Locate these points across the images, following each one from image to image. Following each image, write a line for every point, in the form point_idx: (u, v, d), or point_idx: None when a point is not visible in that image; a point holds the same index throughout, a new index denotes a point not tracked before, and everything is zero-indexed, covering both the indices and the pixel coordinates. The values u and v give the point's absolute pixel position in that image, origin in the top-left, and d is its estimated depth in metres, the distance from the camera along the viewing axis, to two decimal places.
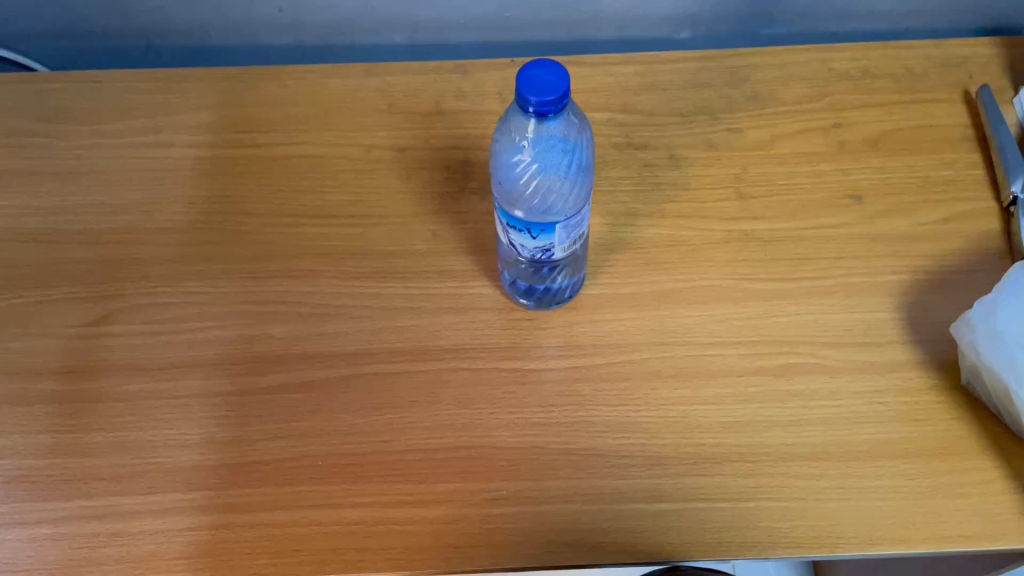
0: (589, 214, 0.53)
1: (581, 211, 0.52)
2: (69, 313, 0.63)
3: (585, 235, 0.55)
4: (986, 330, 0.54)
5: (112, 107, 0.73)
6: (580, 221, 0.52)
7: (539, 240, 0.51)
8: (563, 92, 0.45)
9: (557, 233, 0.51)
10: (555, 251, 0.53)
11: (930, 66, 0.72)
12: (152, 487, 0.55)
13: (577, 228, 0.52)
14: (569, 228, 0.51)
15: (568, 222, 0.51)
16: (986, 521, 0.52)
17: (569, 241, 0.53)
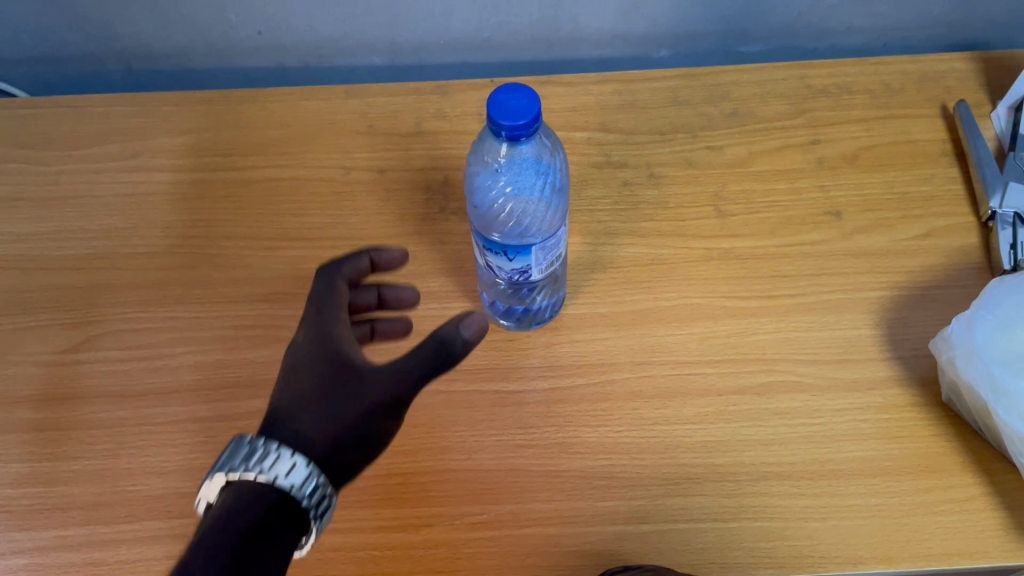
0: (566, 235, 0.53)
1: (558, 232, 0.52)
2: (48, 340, 0.63)
3: (562, 257, 0.54)
4: (963, 348, 0.53)
5: (92, 132, 0.73)
6: (558, 241, 0.52)
7: (516, 262, 0.51)
8: (534, 116, 0.45)
9: (536, 255, 0.51)
10: (533, 273, 0.53)
11: (907, 81, 0.72)
12: (129, 515, 0.55)
13: (554, 250, 0.52)
14: (548, 249, 0.51)
15: (545, 243, 0.50)
16: (969, 539, 0.51)
17: (546, 262, 0.52)
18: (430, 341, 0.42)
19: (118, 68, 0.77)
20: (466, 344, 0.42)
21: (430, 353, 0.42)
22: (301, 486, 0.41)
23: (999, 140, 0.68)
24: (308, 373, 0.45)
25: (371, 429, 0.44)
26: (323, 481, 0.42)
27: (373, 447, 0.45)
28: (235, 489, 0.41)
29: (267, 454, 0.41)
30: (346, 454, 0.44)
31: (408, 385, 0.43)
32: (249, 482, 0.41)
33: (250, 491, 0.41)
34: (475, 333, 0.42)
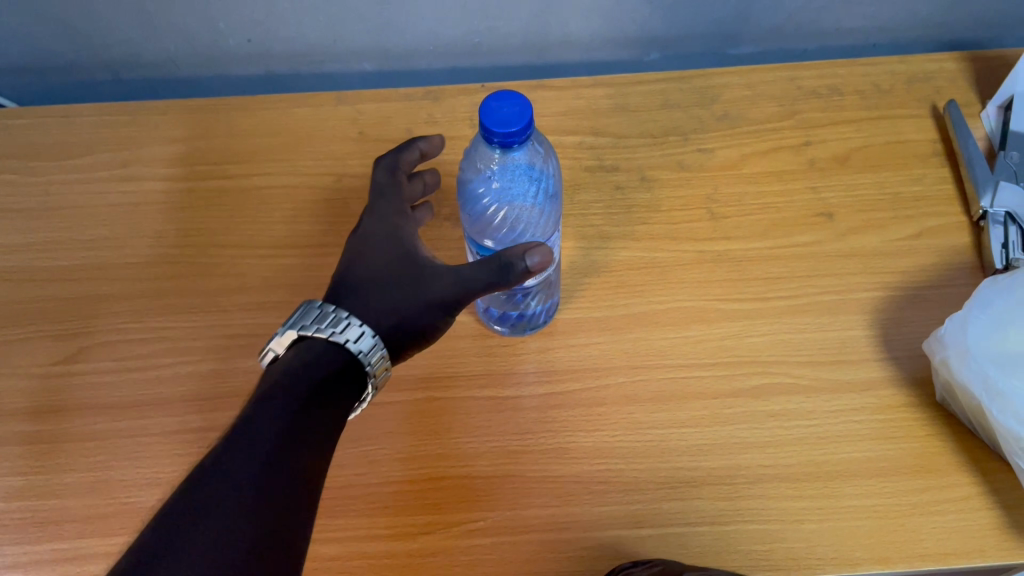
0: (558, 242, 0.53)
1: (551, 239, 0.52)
2: (41, 352, 0.62)
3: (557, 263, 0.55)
4: (957, 347, 0.54)
5: (81, 142, 0.72)
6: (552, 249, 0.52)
7: None
8: (527, 123, 0.45)
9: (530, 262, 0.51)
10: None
11: (897, 82, 0.73)
12: (124, 528, 0.54)
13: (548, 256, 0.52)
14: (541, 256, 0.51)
15: None
16: (966, 538, 0.51)
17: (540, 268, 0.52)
18: (493, 262, 0.49)
19: (106, 76, 0.77)
20: (523, 272, 0.48)
21: (493, 268, 0.49)
22: (367, 352, 0.49)
23: (989, 140, 0.69)
24: (383, 254, 0.55)
25: (426, 318, 0.53)
26: (383, 353, 0.50)
27: (425, 336, 0.54)
28: (308, 344, 0.49)
29: (341, 320, 0.49)
30: (404, 335, 0.53)
31: (466, 289, 0.51)
32: (326, 341, 0.49)
33: (323, 349, 0.49)
34: (539, 266, 0.48)
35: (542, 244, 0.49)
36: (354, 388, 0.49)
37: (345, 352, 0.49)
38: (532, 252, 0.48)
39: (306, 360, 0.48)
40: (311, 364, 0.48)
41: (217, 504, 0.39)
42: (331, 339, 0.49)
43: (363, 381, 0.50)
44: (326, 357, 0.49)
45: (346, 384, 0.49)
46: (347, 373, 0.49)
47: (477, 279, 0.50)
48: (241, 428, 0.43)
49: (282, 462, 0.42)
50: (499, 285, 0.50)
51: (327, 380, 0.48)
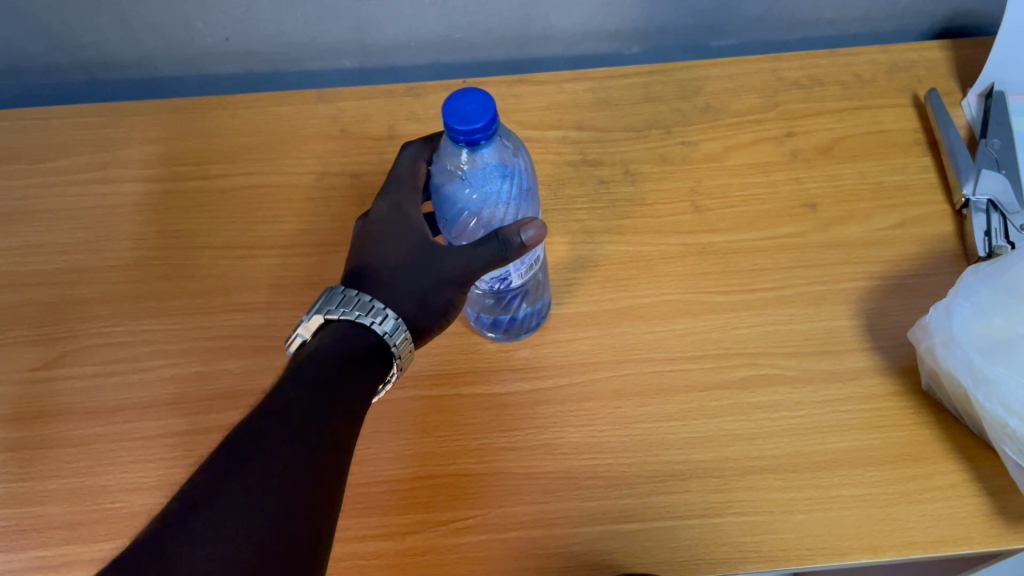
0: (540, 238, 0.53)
1: None
2: (21, 357, 0.61)
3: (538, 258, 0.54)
4: (942, 336, 0.54)
5: (59, 145, 0.72)
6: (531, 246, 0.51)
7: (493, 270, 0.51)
8: (490, 118, 0.45)
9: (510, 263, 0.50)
10: (510, 279, 0.53)
11: (877, 72, 0.73)
12: (108, 534, 0.54)
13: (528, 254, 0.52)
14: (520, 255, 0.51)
15: None
16: (953, 526, 0.52)
17: (521, 265, 0.52)
18: (491, 240, 0.48)
19: (82, 78, 0.76)
20: (519, 248, 0.47)
21: (493, 247, 0.48)
22: (392, 334, 0.49)
23: (971, 128, 0.69)
24: (397, 237, 0.53)
25: (444, 299, 0.52)
26: (409, 333, 0.50)
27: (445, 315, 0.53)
28: (335, 326, 0.50)
29: (367, 303, 0.49)
30: (423, 317, 0.52)
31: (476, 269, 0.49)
32: (351, 323, 0.49)
33: (351, 330, 0.49)
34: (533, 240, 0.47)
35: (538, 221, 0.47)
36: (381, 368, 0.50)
37: (370, 335, 0.49)
38: (524, 227, 0.47)
39: (330, 346, 0.48)
40: (335, 351, 0.48)
41: (222, 510, 0.39)
42: (357, 321, 0.49)
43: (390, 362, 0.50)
44: (350, 342, 0.49)
45: (373, 365, 0.49)
46: (372, 355, 0.49)
47: (482, 257, 0.48)
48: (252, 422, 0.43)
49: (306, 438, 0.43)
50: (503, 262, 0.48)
51: (354, 361, 0.48)
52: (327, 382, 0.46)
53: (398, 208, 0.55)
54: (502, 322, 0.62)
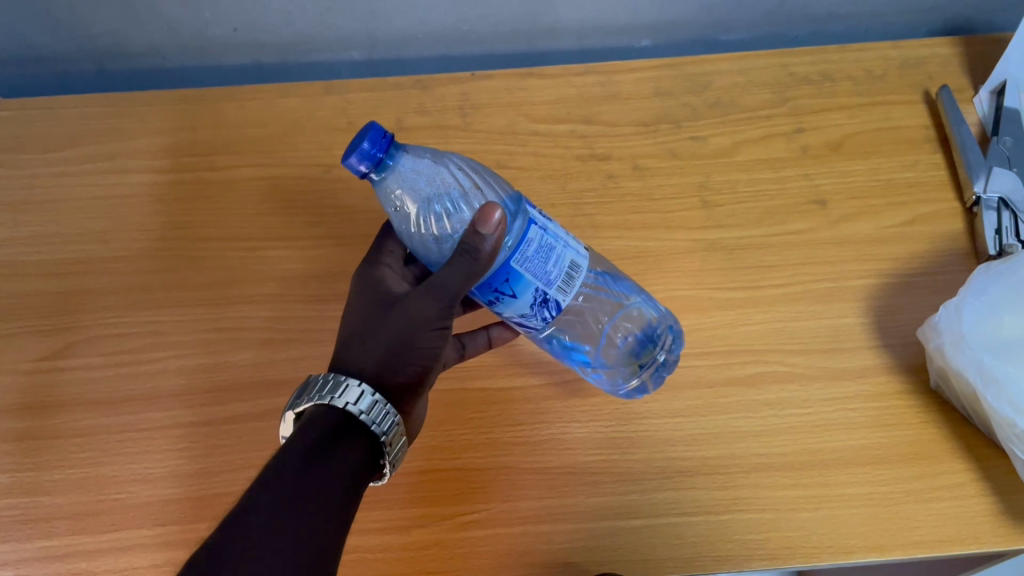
0: (563, 239, 0.47)
1: (545, 240, 0.46)
2: (27, 347, 0.62)
3: (578, 260, 0.47)
4: (951, 335, 0.53)
5: (66, 134, 0.71)
6: (542, 243, 0.45)
7: (522, 294, 0.46)
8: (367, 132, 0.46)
9: (526, 272, 0.45)
10: (556, 299, 0.46)
11: (889, 68, 0.72)
12: (115, 524, 0.54)
13: (546, 255, 0.46)
14: (532, 259, 0.45)
15: (521, 254, 0.45)
16: (960, 525, 0.51)
17: (556, 280, 0.46)
18: (461, 256, 0.45)
19: (90, 68, 0.76)
20: (488, 250, 0.44)
21: (462, 263, 0.45)
22: (365, 410, 0.45)
23: (983, 125, 0.68)
24: (365, 307, 0.52)
25: (421, 348, 0.49)
26: (388, 407, 0.46)
27: (427, 369, 0.50)
28: (310, 414, 0.46)
29: (340, 384, 0.46)
30: (398, 369, 0.48)
31: (448, 292, 0.47)
32: (320, 406, 0.46)
33: (326, 415, 0.45)
34: (495, 228, 0.44)
35: (490, 206, 0.44)
36: (364, 450, 0.45)
37: (343, 415, 0.45)
38: (480, 220, 0.44)
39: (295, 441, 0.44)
40: (302, 444, 0.44)
41: None
42: (332, 405, 0.45)
43: (375, 443, 0.46)
44: (319, 427, 0.45)
45: (350, 450, 0.44)
46: (347, 439, 0.45)
47: (451, 281, 0.46)
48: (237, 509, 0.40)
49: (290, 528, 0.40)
50: (478, 275, 0.45)
51: (335, 443, 0.44)
52: (297, 483, 0.41)
53: (367, 281, 0.54)
54: (644, 372, 0.58)
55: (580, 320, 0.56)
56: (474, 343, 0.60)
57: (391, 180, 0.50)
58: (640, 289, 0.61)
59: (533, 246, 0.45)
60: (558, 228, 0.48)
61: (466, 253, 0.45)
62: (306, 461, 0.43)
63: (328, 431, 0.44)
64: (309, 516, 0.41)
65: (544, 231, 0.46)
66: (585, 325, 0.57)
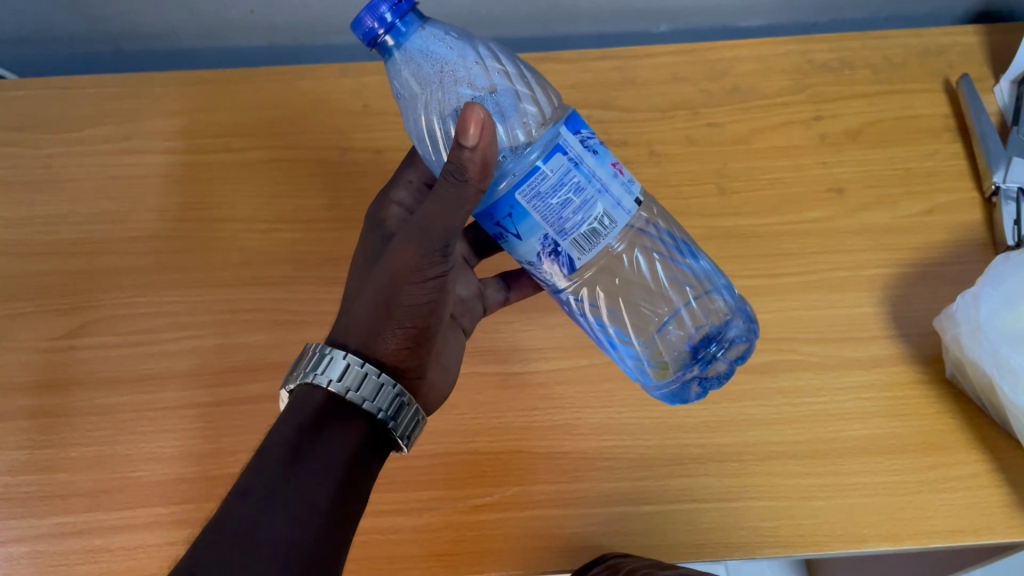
0: (595, 182, 0.43)
1: (570, 180, 0.43)
2: (41, 326, 0.62)
3: (609, 209, 0.44)
4: (968, 324, 0.53)
5: (79, 114, 0.70)
6: (564, 180, 0.42)
7: (526, 233, 0.44)
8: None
9: (533, 212, 0.43)
10: (568, 251, 0.44)
11: (910, 55, 0.71)
12: (130, 502, 0.56)
13: (563, 195, 0.43)
14: (545, 197, 0.42)
15: (533, 188, 0.42)
16: (975, 515, 0.52)
17: (570, 229, 0.43)
18: (445, 179, 0.41)
19: (105, 47, 0.75)
20: (474, 161, 0.40)
21: (446, 188, 0.41)
22: (355, 387, 0.44)
23: (1003, 115, 0.67)
24: (364, 270, 0.50)
25: (410, 305, 0.45)
26: (381, 381, 0.45)
27: (423, 324, 0.47)
28: (303, 393, 0.45)
29: (325, 360, 0.45)
30: (387, 330, 0.46)
31: (436, 229, 0.43)
32: (308, 385, 0.45)
33: (315, 391, 0.45)
34: (478, 140, 0.39)
35: (472, 108, 0.39)
36: (362, 422, 0.45)
37: (331, 395, 0.44)
38: (461, 131, 0.39)
39: (282, 428, 0.43)
40: (299, 418, 0.43)
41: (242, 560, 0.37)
42: (318, 384, 0.44)
43: (374, 420, 0.45)
44: (307, 410, 0.44)
45: (343, 431, 0.44)
46: (340, 419, 0.44)
47: (437, 214, 0.43)
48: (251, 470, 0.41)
49: (302, 474, 0.41)
50: (466, 200, 0.42)
51: (329, 408, 0.44)
52: (299, 463, 0.41)
53: (375, 222, 0.56)
54: (690, 377, 0.54)
55: (622, 285, 0.54)
56: (519, 285, 0.61)
57: (405, 51, 0.46)
58: (723, 280, 0.57)
59: (549, 182, 0.42)
60: (599, 167, 0.44)
61: (451, 175, 0.41)
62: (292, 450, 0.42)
63: (320, 399, 0.44)
64: (300, 511, 0.40)
65: (575, 165, 0.43)
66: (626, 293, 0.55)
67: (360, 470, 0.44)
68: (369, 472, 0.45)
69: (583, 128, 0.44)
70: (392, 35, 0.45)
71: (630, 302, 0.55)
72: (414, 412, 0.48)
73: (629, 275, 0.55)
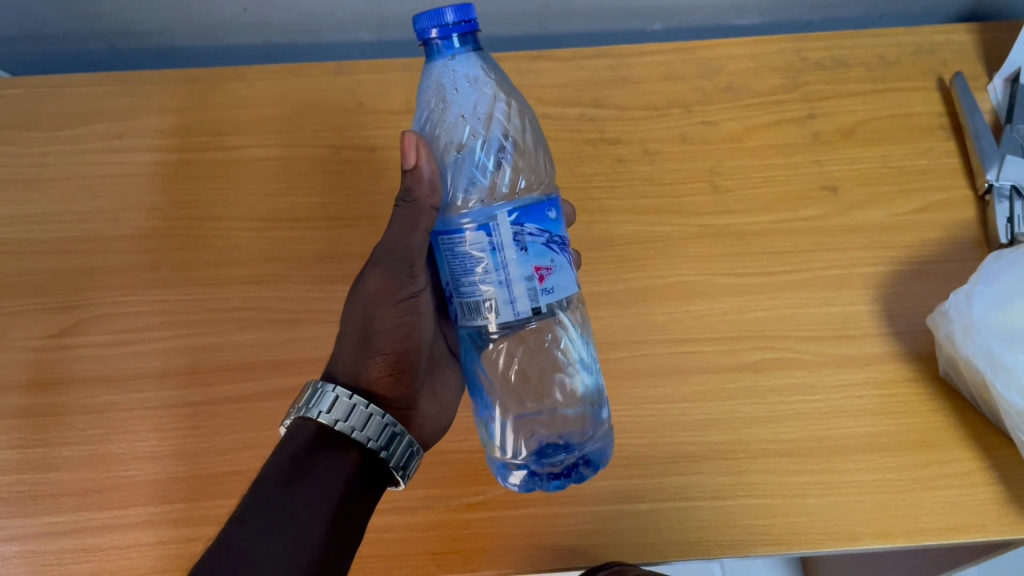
0: (502, 276, 0.43)
1: (481, 256, 0.43)
2: (33, 324, 0.62)
3: (499, 302, 0.44)
4: (962, 322, 0.53)
5: (70, 111, 0.69)
6: (473, 254, 0.44)
7: (442, 269, 0.47)
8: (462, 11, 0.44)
9: (447, 257, 0.45)
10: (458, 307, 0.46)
11: (904, 53, 0.70)
12: (121, 502, 0.56)
13: (469, 263, 0.44)
14: (455, 253, 0.44)
15: (449, 240, 0.44)
16: (967, 513, 0.52)
17: (463, 293, 0.45)
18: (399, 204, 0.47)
19: (99, 46, 0.75)
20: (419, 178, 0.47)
21: (400, 211, 0.47)
22: (344, 418, 0.44)
23: (996, 113, 0.67)
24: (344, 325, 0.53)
25: (385, 331, 0.48)
26: (371, 410, 0.45)
27: (402, 350, 0.49)
28: (296, 425, 0.45)
29: (315, 392, 0.45)
30: (369, 357, 0.48)
31: (401, 253, 0.47)
32: (301, 417, 0.45)
33: (307, 423, 0.45)
34: (416, 162, 0.47)
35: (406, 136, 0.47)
36: (354, 453, 0.45)
37: (321, 427, 0.45)
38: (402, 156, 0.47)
39: (273, 465, 0.44)
40: (294, 448, 0.44)
41: None
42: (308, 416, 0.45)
43: (367, 450, 0.45)
44: (299, 444, 0.44)
45: (336, 463, 0.44)
46: (332, 451, 0.44)
47: (399, 238, 0.47)
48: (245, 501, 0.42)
49: (293, 507, 0.42)
50: (420, 217, 0.47)
51: (323, 439, 0.44)
52: (290, 495, 0.42)
53: None
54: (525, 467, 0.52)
55: (527, 359, 0.52)
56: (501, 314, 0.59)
57: (447, 65, 0.48)
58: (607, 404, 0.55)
59: (461, 244, 0.44)
60: (517, 265, 0.43)
61: (402, 202, 0.47)
62: (280, 490, 0.42)
63: (314, 429, 0.45)
64: (289, 553, 0.40)
65: (492, 250, 0.43)
66: (524, 368, 0.52)
67: (353, 504, 0.44)
68: (364, 504, 0.45)
69: (529, 222, 0.43)
70: (444, 44, 0.47)
71: (523, 378, 0.52)
72: (409, 444, 0.47)
73: (537, 353, 0.52)
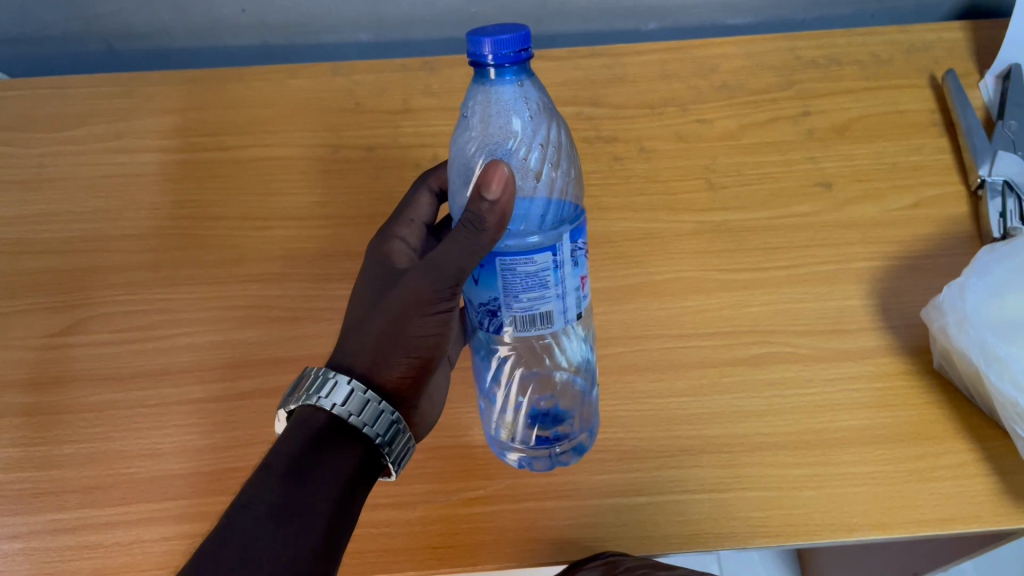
0: (559, 290, 0.45)
1: (543, 274, 0.44)
2: (35, 323, 0.62)
3: (556, 313, 0.46)
4: (955, 316, 0.54)
5: (73, 112, 0.71)
6: (536, 273, 0.44)
7: (480, 286, 0.46)
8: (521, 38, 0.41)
9: (501, 278, 0.44)
10: (504, 322, 0.46)
11: (895, 52, 0.72)
12: (125, 498, 0.55)
13: (530, 283, 0.44)
14: (514, 274, 0.44)
15: (507, 262, 0.44)
16: (963, 504, 0.51)
17: (518, 310, 0.45)
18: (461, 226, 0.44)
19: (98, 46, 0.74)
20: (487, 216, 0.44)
21: (462, 233, 0.44)
22: (357, 412, 0.45)
23: (988, 109, 0.68)
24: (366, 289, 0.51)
25: (413, 338, 0.47)
26: (382, 407, 0.46)
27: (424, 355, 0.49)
28: (305, 415, 0.46)
29: (328, 382, 0.45)
30: (389, 359, 0.47)
31: (449, 272, 0.46)
32: (309, 406, 0.45)
33: (318, 413, 0.45)
34: (498, 196, 0.43)
35: (496, 166, 0.43)
36: (360, 447, 0.46)
37: (334, 418, 0.45)
38: (485, 184, 0.43)
39: (281, 453, 0.44)
40: (302, 438, 0.45)
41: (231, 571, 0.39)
42: (319, 405, 0.45)
43: (372, 444, 0.46)
44: (308, 435, 0.45)
45: (343, 455, 0.45)
46: (340, 444, 0.45)
47: (451, 257, 0.45)
48: (251, 487, 0.43)
49: (299, 496, 0.42)
50: (480, 248, 0.44)
51: (332, 431, 0.45)
52: (297, 484, 0.43)
53: (376, 255, 0.55)
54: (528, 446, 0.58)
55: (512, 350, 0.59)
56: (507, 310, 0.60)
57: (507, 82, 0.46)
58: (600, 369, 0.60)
59: (525, 267, 0.44)
60: (570, 277, 0.46)
61: (468, 224, 0.44)
62: (289, 481, 0.42)
63: (324, 421, 0.45)
64: (293, 541, 0.41)
65: (556, 267, 0.44)
66: None
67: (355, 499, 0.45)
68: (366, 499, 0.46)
69: (581, 238, 0.46)
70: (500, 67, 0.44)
71: None
72: (407, 440, 0.48)
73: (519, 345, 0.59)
